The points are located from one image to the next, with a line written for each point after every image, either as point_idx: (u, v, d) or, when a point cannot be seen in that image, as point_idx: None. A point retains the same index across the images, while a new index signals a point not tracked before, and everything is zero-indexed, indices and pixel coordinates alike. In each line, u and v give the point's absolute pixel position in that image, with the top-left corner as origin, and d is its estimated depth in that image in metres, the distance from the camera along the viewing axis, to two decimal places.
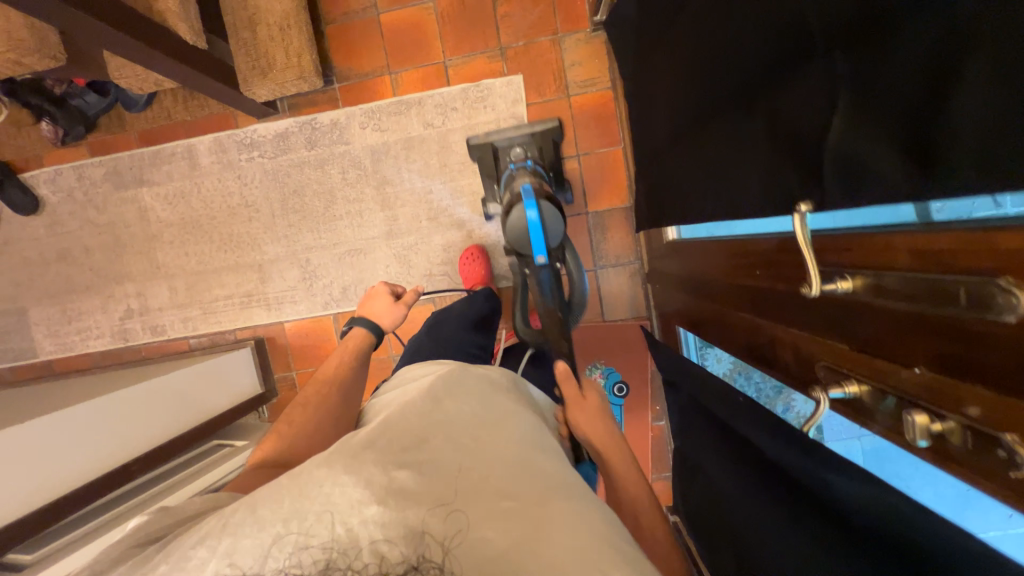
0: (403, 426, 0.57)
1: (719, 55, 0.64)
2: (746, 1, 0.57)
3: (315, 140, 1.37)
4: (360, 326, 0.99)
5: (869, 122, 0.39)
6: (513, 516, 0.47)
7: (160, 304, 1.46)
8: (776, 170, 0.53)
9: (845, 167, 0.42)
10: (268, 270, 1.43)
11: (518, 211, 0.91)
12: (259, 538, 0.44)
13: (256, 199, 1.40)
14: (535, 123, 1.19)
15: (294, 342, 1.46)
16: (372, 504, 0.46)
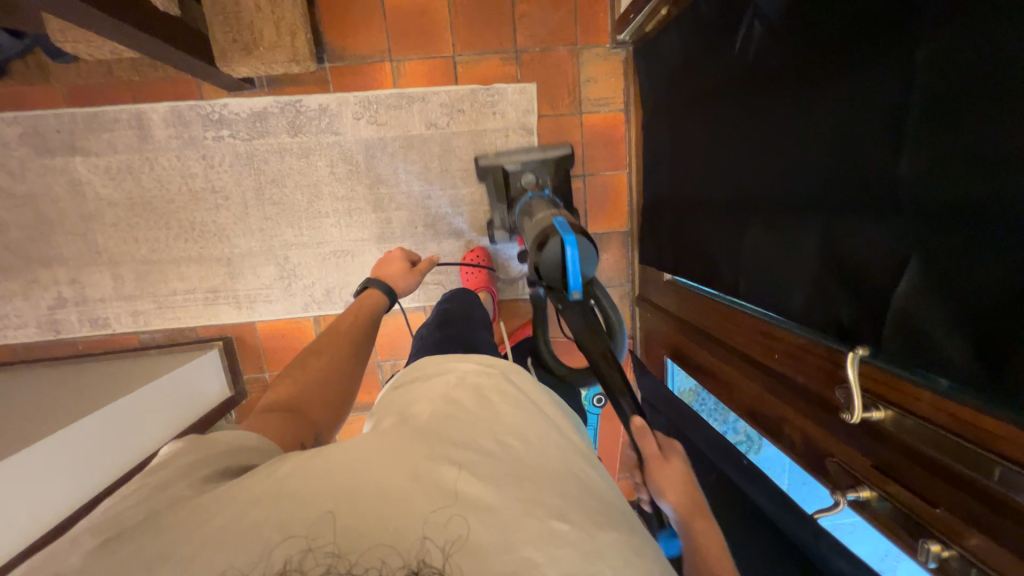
0: (454, 424, 0.56)
1: (778, 155, 0.67)
2: (818, 119, 0.60)
3: (299, 125, 1.22)
4: (377, 285, 0.92)
5: (936, 298, 0.46)
6: (560, 537, 0.44)
7: (101, 294, 1.28)
8: (826, 294, 0.60)
9: (902, 325, 0.50)
10: (238, 265, 1.29)
11: (557, 242, 0.81)
12: (305, 512, 0.43)
13: (225, 184, 1.24)
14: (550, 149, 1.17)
15: (266, 343, 1.35)
16: (416, 504, 0.45)
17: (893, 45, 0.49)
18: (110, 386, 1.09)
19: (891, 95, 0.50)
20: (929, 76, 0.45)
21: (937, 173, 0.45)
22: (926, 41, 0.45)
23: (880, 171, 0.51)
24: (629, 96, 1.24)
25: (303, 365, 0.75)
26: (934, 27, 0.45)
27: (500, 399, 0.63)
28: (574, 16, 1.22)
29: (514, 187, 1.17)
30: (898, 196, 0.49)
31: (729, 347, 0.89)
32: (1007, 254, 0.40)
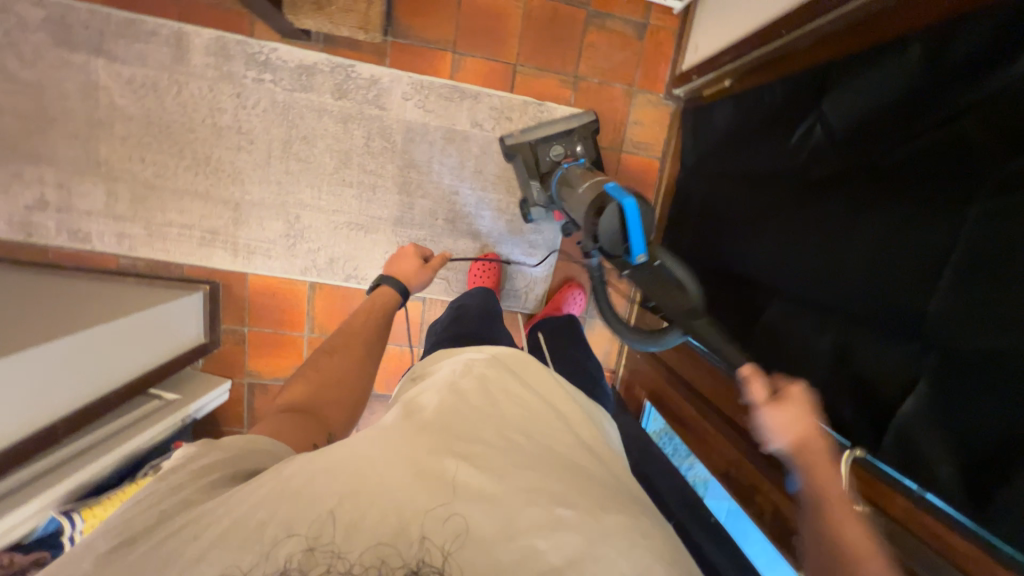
0: (458, 423, 0.57)
1: (810, 252, 0.72)
2: (857, 231, 0.65)
3: (345, 89, 1.19)
4: (387, 282, 0.87)
5: (937, 426, 0.53)
6: (565, 523, 0.47)
7: (88, 207, 1.19)
8: (830, 391, 0.67)
9: (903, 440, 0.57)
10: (245, 212, 1.24)
11: (613, 207, 0.75)
12: (307, 511, 0.44)
13: (253, 128, 1.19)
14: (573, 117, 1.19)
15: (253, 297, 1.30)
16: (418, 501, 0.46)
17: (947, 195, 0.54)
18: (85, 307, 1.01)
19: (932, 238, 0.55)
20: (976, 235, 0.51)
21: (968, 320, 0.51)
22: (977, 204, 0.51)
23: (909, 301, 0.57)
24: (669, 148, 1.29)
25: (315, 366, 0.73)
26: (990, 194, 0.50)
27: (506, 392, 0.64)
28: (637, 59, 1.26)
29: (545, 161, 1.17)
30: (920, 330, 0.56)
31: (713, 407, 0.94)
32: (1008, 408, 0.47)
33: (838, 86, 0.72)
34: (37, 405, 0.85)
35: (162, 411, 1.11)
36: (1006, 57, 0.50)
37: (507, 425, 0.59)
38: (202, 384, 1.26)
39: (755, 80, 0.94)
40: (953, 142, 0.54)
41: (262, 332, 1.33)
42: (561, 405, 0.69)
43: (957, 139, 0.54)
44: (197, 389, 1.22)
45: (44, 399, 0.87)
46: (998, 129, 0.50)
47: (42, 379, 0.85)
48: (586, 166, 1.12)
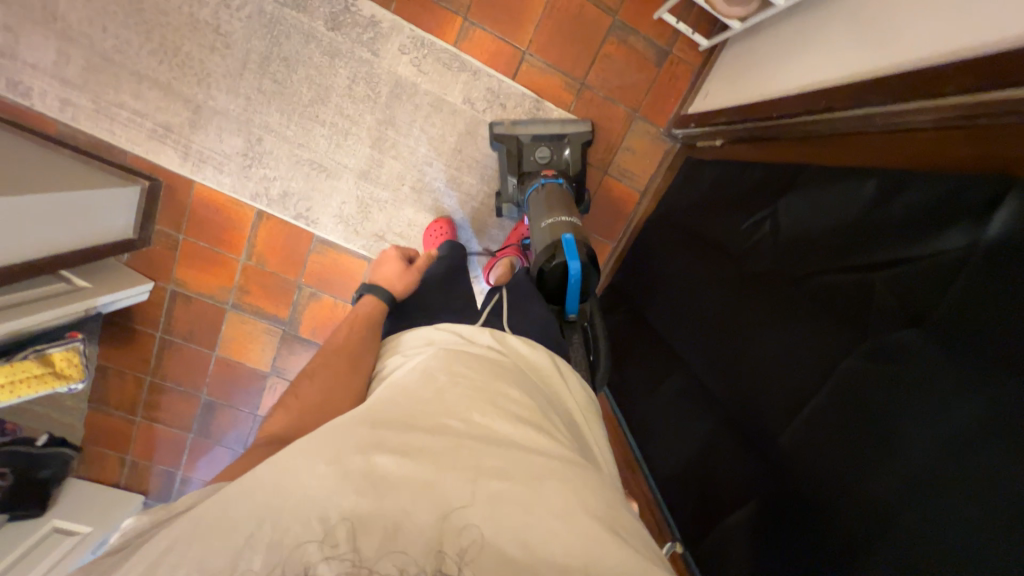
0: (393, 412, 0.52)
1: (717, 344, 0.75)
2: (758, 342, 0.67)
3: (340, 22, 1.11)
4: (369, 293, 0.83)
5: (768, 531, 0.61)
6: (505, 507, 0.45)
7: (34, 61, 1.10)
8: (699, 475, 0.75)
9: (737, 531, 0.66)
10: (204, 118, 1.16)
11: (559, 262, 0.81)
12: (222, 541, 0.40)
13: (232, 32, 1.10)
14: (567, 123, 1.16)
15: (195, 207, 1.25)
16: (359, 502, 0.43)
17: (838, 340, 0.56)
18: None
19: (810, 377, 0.59)
20: (842, 389, 0.54)
21: (817, 469, 0.56)
22: (850, 363, 0.54)
23: (775, 423, 0.62)
24: (653, 184, 1.26)
25: (298, 393, 0.67)
26: (867, 350, 0.53)
27: (446, 373, 0.58)
28: (648, 84, 1.21)
29: (527, 161, 1.15)
30: (775, 450, 0.62)
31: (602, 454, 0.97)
32: (816, 536, 0.55)
33: (799, 191, 0.71)
34: None
35: (70, 296, 1.07)
36: (934, 230, 0.48)
37: (442, 409, 0.53)
38: (122, 279, 1.22)
39: (742, 151, 0.91)
40: (859, 292, 0.55)
41: (197, 245, 1.29)
42: (507, 365, 0.63)
43: (862, 290, 0.54)
44: (112, 283, 1.18)
45: None
46: (897, 298, 0.50)
47: None
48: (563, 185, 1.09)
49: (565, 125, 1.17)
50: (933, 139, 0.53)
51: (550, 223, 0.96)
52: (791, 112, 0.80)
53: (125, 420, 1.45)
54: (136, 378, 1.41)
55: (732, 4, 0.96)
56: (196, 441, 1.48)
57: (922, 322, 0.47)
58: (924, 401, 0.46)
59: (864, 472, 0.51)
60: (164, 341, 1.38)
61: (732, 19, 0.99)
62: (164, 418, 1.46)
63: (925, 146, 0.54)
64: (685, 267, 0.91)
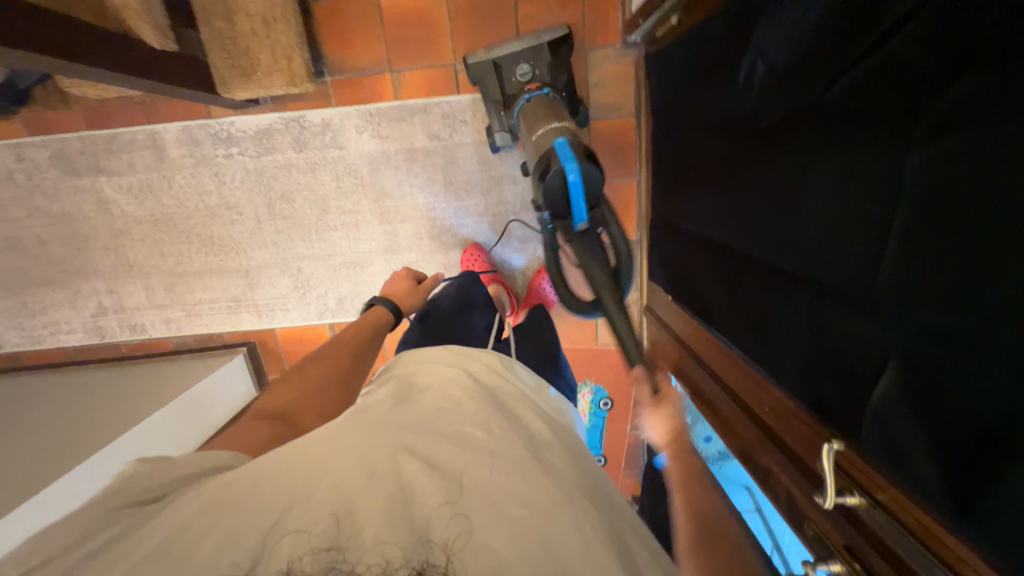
0: (411, 419, 0.52)
1: (772, 218, 0.64)
2: (811, 184, 0.55)
3: (304, 141, 1.23)
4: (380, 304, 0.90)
5: (912, 414, 0.45)
6: (519, 531, 0.41)
7: (136, 303, 1.38)
8: (809, 374, 0.61)
9: (878, 430, 0.50)
10: (255, 276, 1.35)
11: (555, 173, 0.74)
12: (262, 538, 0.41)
13: (238, 199, 1.28)
14: (545, 30, 1.02)
15: (286, 347, 1.44)
16: (377, 498, 0.43)
17: (900, 125, 0.44)
18: (145, 394, 1.18)
19: (883, 186, 0.46)
20: (921, 183, 0.42)
21: (930, 292, 0.42)
22: (920, 148, 0.41)
23: (863, 266, 0.49)
24: (640, 100, 1.17)
25: (302, 374, 0.73)
26: (929, 130, 0.41)
27: (462, 390, 0.58)
28: (581, 16, 1.14)
29: (511, 86, 1.06)
30: (875, 297, 0.48)
31: (722, 384, 0.87)
32: (970, 381, 0.39)
33: (771, 17, 0.60)
34: None
35: None
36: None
37: (461, 421, 0.53)
38: None
39: (700, 12, 0.81)
40: (891, 68, 0.44)
41: None
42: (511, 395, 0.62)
43: (905, 51, 0.42)
44: None
45: None
46: (942, 43, 0.39)
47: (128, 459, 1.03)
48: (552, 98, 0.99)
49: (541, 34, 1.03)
50: None
51: (543, 132, 0.87)
52: None
53: None
54: None
55: None
56: None
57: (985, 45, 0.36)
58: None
59: (986, 263, 0.37)
60: None
61: None
62: None
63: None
64: (712, 159, 0.80)
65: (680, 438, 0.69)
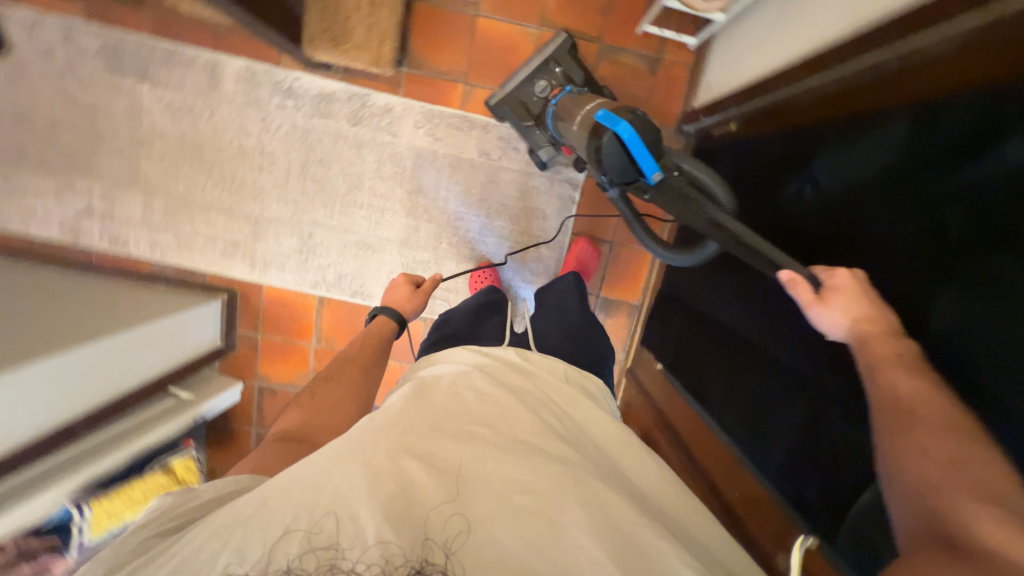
0: (418, 420, 0.54)
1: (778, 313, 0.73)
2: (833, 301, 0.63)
3: (360, 117, 1.25)
4: (385, 314, 0.86)
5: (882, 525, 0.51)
6: (528, 517, 0.45)
7: (128, 216, 1.31)
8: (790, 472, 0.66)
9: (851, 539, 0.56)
10: (263, 228, 1.32)
11: (608, 139, 0.71)
12: (262, 538, 0.43)
13: (275, 150, 1.27)
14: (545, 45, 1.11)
15: (267, 306, 1.39)
16: (379, 496, 0.44)
17: (918, 278, 0.53)
18: (109, 310, 1.11)
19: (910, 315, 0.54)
20: (945, 325, 0.50)
21: None
22: (950, 297, 0.49)
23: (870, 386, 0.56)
24: None
25: (314, 393, 0.74)
26: (957, 288, 0.49)
27: (470, 393, 0.60)
28: (649, 94, 1.24)
29: (535, 103, 1.12)
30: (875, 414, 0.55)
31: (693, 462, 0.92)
32: None
33: (828, 151, 0.70)
34: (60, 402, 0.97)
35: (174, 407, 1.22)
36: (995, 140, 0.46)
37: (472, 423, 0.55)
38: (219, 382, 1.35)
39: (757, 127, 0.91)
40: (932, 226, 0.52)
41: (274, 339, 1.41)
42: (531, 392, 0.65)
43: (930, 227, 0.52)
44: (208, 391, 1.31)
45: (68, 397, 0.98)
46: (970, 223, 0.47)
47: (67, 381, 0.97)
48: (574, 87, 1.03)
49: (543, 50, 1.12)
50: (963, 57, 0.51)
51: (585, 121, 0.87)
52: (795, 79, 0.81)
53: None
54: None
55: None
56: None
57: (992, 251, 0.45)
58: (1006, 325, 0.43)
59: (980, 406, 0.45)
60: (259, 435, 1.49)
61: (714, 11, 1.01)
62: None
63: (948, 71, 0.53)
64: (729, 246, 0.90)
65: (879, 320, 0.52)
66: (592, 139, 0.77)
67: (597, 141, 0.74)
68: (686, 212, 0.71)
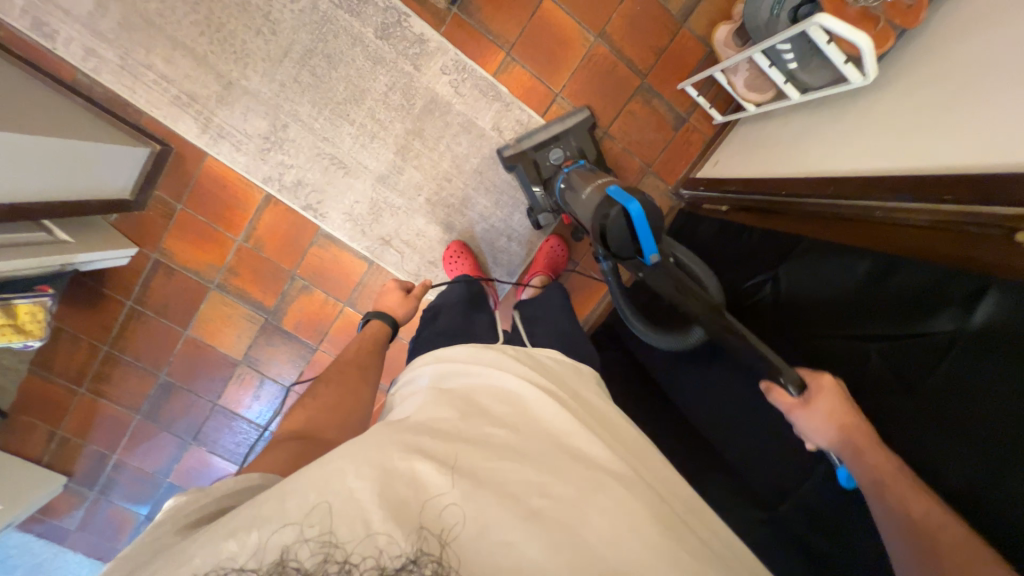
0: (431, 427, 0.56)
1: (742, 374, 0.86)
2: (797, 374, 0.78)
3: (390, 33, 1.16)
4: (377, 318, 0.98)
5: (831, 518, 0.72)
6: (545, 522, 0.49)
7: (69, 7, 1.08)
8: None
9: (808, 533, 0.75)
10: (234, 95, 1.16)
11: (618, 211, 0.76)
12: (285, 523, 0.43)
13: (282, 20, 1.13)
14: (567, 120, 1.20)
15: (203, 179, 1.22)
16: (384, 503, 0.46)
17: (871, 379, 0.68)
18: (5, 100, 0.90)
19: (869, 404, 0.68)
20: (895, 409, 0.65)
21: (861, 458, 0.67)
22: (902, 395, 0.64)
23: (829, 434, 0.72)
24: None
25: (314, 395, 0.79)
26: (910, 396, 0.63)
27: (489, 398, 0.63)
28: (663, 146, 1.29)
29: (545, 167, 1.21)
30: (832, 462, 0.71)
31: None
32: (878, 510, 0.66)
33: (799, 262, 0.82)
34: None
35: (44, 245, 1.01)
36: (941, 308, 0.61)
37: (490, 424, 0.59)
38: (108, 241, 1.16)
39: (743, 218, 1.00)
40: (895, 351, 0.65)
41: (195, 217, 1.25)
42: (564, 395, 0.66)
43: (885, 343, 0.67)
44: (93, 242, 1.12)
45: None
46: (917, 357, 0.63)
47: None
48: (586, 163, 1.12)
49: (566, 121, 1.21)
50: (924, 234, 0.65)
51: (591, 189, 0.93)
52: (794, 192, 0.89)
53: (66, 390, 1.33)
54: (91, 346, 1.31)
55: (751, 89, 1.06)
56: (141, 424, 1.38)
57: (913, 387, 0.63)
58: (930, 420, 0.60)
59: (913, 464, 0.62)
60: (134, 312, 1.30)
61: (748, 102, 1.08)
62: (112, 394, 1.35)
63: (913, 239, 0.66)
64: None
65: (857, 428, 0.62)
66: (596, 209, 0.81)
67: (603, 211, 0.78)
68: (685, 301, 0.76)
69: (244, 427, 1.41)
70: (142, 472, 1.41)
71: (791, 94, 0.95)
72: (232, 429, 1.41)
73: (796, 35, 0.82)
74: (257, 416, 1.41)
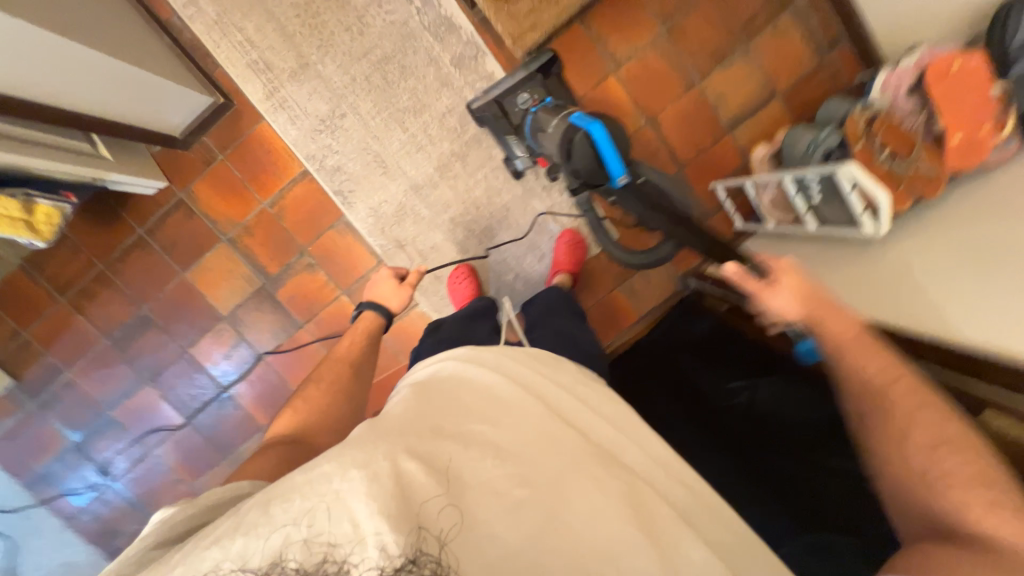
0: (411, 422, 0.58)
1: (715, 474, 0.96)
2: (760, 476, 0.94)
3: (464, 64, 1.25)
4: (370, 310, 0.98)
5: None
6: (531, 511, 0.53)
7: None
8: None
9: None
10: (307, 75, 1.24)
11: (580, 135, 0.75)
12: (273, 530, 0.46)
13: (372, 25, 1.22)
14: (530, 60, 1.11)
15: (251, 140, 1.28)
16: (375, 502, 0.47)
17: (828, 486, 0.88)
18: (102, 21, 0.96)
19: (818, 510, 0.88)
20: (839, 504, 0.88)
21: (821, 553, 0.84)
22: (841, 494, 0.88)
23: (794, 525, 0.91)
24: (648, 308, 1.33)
25: (305, 395, 0.85)
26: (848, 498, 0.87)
27: (470, 388, 0.65)
28: None
29: (514, 113, 1.15)
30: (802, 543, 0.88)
31: None
32: None
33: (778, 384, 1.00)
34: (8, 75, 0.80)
35: (84, 155, 1.05)
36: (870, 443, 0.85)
37: (470, 417, 0.60)
38: (140, 167, 1.20)
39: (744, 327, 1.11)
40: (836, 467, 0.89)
41: (230, 170, 1.29)
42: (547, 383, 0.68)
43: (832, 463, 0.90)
44: (129, 166, 1.16)
45: (17, 75, 0.82)
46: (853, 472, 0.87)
47: (32, 59, 0.81)
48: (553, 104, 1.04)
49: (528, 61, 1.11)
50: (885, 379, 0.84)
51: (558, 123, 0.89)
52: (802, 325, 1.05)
53: (48, 295, 1.33)
54: (88, 260, 1.32)
55: (774, 207, 1.12)
56: (106, 348, 1.36)
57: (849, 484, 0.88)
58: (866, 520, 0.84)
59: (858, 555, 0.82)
60: (140, 240, 1.32)
61: (770, 218, 1.14)
62: (89, 312, 1.34)
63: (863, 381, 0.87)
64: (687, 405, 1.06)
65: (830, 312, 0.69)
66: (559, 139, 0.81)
67: (566, 140, 0.78)
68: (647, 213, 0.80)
69: (204, 381, 1.39)
70: (88, 397, 1.38)
71: (809, 223, 1.00)
72: (191, 380, 1.39)
73: (826, 174, 0.88)
74: (220, 375, 1.39)
